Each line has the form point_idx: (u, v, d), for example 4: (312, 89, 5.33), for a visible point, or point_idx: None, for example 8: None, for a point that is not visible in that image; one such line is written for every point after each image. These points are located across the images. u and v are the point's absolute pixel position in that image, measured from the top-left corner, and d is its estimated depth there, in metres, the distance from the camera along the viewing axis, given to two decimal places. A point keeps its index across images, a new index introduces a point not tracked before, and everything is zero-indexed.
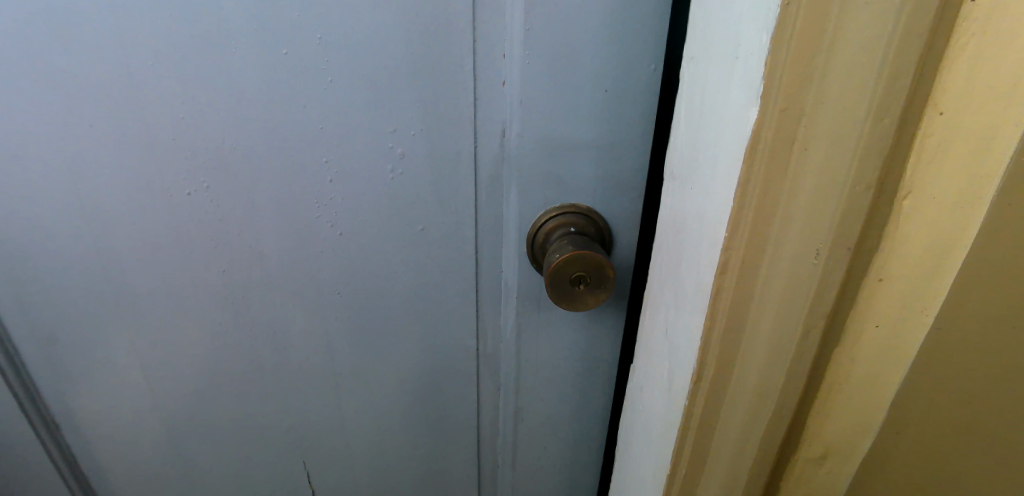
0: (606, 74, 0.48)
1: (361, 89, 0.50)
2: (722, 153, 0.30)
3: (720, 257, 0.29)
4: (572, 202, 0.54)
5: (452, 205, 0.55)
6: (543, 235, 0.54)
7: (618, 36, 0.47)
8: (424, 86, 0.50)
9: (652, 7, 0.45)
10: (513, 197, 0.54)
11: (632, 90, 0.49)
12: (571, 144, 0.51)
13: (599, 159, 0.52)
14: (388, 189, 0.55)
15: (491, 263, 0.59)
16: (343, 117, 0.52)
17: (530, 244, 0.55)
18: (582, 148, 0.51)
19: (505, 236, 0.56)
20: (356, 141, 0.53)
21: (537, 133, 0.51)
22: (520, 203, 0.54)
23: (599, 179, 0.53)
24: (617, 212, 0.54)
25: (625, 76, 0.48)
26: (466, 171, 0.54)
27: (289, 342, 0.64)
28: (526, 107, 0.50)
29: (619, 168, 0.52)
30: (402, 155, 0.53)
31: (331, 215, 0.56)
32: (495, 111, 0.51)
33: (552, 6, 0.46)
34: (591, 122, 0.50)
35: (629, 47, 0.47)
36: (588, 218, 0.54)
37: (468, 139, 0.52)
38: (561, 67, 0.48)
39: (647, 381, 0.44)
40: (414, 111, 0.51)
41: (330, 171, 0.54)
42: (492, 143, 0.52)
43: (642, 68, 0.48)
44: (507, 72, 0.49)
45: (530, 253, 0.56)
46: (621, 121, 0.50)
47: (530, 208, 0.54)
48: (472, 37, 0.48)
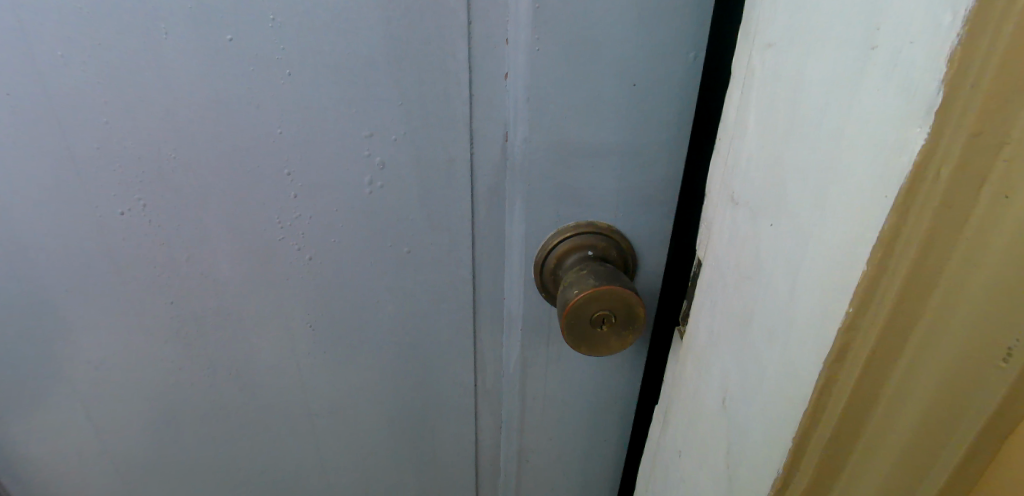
0: (636, 63, 0.38)
1: (328, 85, 0.40)
2: (837, 189, 0.20)
3: (839, 338, 0.21)
4: (589, 220, 0.44)
5: (444, 222, 0.46)
6: (555, 257, 0.45)
7: (653, 16, 0.36)
8: (407, 80, 0.40)
9: None
10: (517, 213, 0.45)
11: (667, 85, 0.39)
12: (590, 150, 0.42)
13: (623, 168, 0.42)
14: (366, 204, 0.45)
15: (491, 288, 0.50)
16: (306, 120, 0.41)
17: (539, 269, 0.46)
18: (603, 155, 0.42)
19: (508, 258, 0.47)
20: (324, 148, 0.43)
21: (547, 137, 0.41)
22: (526, 221, 0.45)
23: (622, 192, 0.43)
24: (643, 231, 0.45)
25: (659, 66, 0.38)
26: (461, 183, 0.44)
27: (256, 379, 0.55)
28: (532, 106, 0.40)
29: (648, 180, 0.43)
30: (381, 165, 0.43)
31: (298, 237, 0.47)
32: (497, 108, 0.41)
33: None
34: (615, 123, 0.40)
35: (666, 28, 0.37)
36: (608, 239, 0.44)
37: (463, 144, 0.43)
38: (580, 56, 0.38)
39: (688, 453, 0.36)
40: (395, 111, 0.41)
41: (294, 185, 0.44)
42: (492, 149, 0.43)
43: (681, 56, 0.38)
44: (511, 61, 0.39)
45: (539, 279, 0.46)
46: (652, 123, 0.40)
47: (538, 226, 0.45)
48: (467, 15, 0.38)
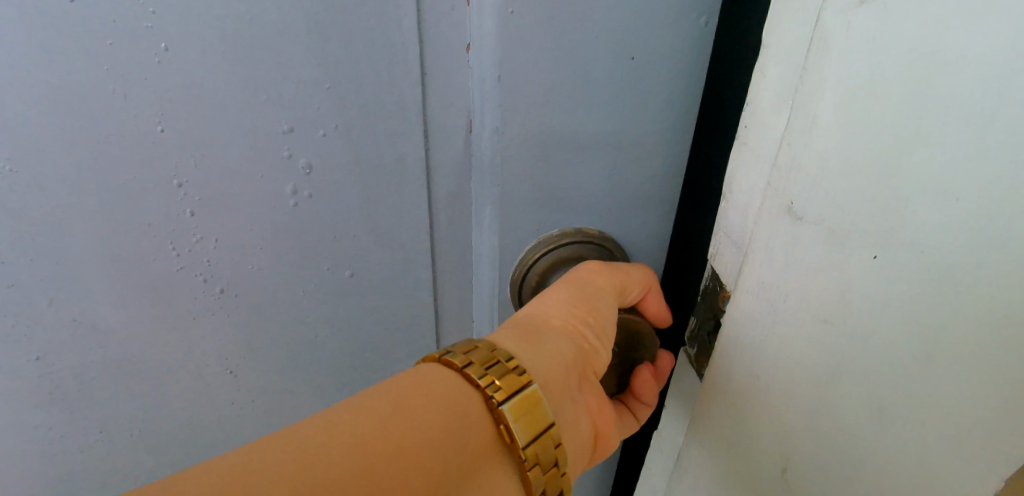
0: (636, 32, 0.30)
1: (225, 64, 0.30)
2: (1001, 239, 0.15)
3: None
4: (576, 228, 0.36)
5: (395, 236, 0.37)
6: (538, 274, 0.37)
7: None
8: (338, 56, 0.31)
9: None
10: (484, 219, 0.37)
11: (675, 59, 0.31)
12: (579, 144, 0.33)
13: (619, 164, 0.34)
14: (291, 219, 0.36)
15: (456, 303, 0.42)
16: (199, 112, 0.31)
17: (517, 288, 0.38)
18: (595, 149, 0.33)
19: (479, 272, 0.39)
20: (227, 148, 0.32)
21: (524, 130, 0.32)
22: (496, 231, 0.36)
23: (617, 193, 0.35)
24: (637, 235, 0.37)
25: (665, 36, 0.30)
26: (414, 185, 0.36)
27: (161, 450, 0.43)
28: (506, 90, 0.31)
29: (648, 178, 0.35)
30: (308, 169, 0.34)
31: (201, 267, 0.36)
32: (457, 92, 0.34)
33: None
34: (608, 110, 0.32)
35: None
36: (602, 249, 0.37)
37: (417, 137, 0.34)
38: (567, 22, 0.29)
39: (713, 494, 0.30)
40: (323, 99, 0.32)
41: (189, 200, 0.33)
42: (455, 143, 0.35)
43: (690, 23, 0.30)
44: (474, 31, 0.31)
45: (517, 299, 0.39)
46: (654, 108, 0.32)
47: (514, 238, 0.36)
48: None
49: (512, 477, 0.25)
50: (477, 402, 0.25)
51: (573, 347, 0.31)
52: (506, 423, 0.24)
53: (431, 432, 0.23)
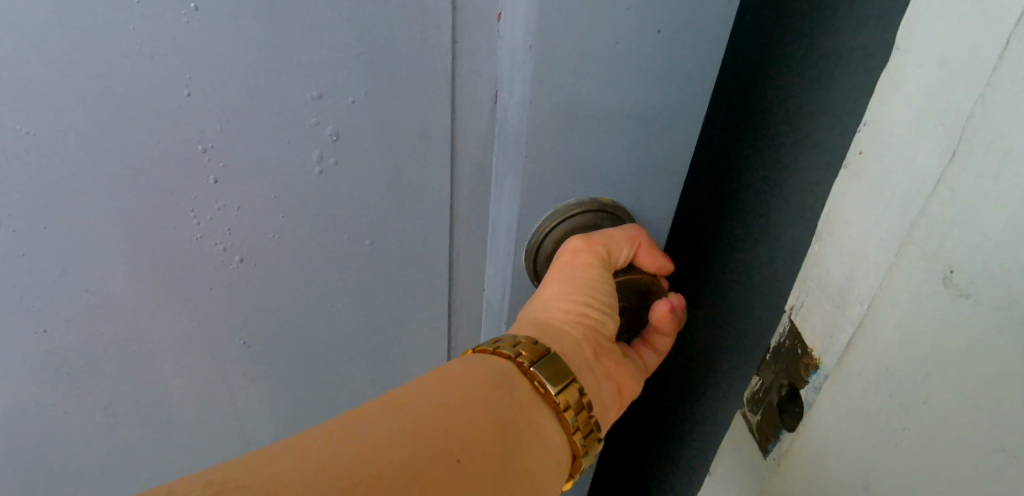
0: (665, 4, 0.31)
1: (254, 28, 0.30)
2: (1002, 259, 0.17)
3: None
4: (590, 199, 0.37)
5: (417, 206, 0.38)
6: (553, 243, 0.39)
7: None
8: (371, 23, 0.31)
9: None
10: (504, 189, 0.37)
11: (698, 33, 0.32)
12: (601, 114, 0.34)
13: (639, 136, 0.35)
14: (313, 188, 0.35)
15: (468, 270, 0.43)
16: (228, 78, 0.31)
17: (532, 258, 0.39)
18: (617, 121, 0.34)
19: (495, 239, 0.40)
20: (253, 112, 0.32)
21: (553, 100, 0.33)
22: (517, 202, 0.37)
23: (635, 163, 0.36)
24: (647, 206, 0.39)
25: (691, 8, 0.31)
26: (437, 155, 0.36)
27: (173, 407, 0.43)
28: (538, 63, 0.32)
29: (659, 147, 0.36)
30: (334, 135, 0.34)
31: (222, 235, 0.36)
32: (482, 62, 0.34)
33: None
34: (633, 82, 0.33)
35: None
36: (612, 218, 0.38)
37: (444, 109, 0.35)
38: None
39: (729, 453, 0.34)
40: (353, 69, 0.32)
41: (212, 165, 0.33)
42: (482, 116, 0.36)
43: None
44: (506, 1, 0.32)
45: (532, 269, 0.40)
46: (676, 82, 0.33)
47: (534, 206, 0.37)
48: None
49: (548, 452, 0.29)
50: (511, 367, 0.30)
51: (581, 330, 0.35)
52: (537, 380, 0.30)
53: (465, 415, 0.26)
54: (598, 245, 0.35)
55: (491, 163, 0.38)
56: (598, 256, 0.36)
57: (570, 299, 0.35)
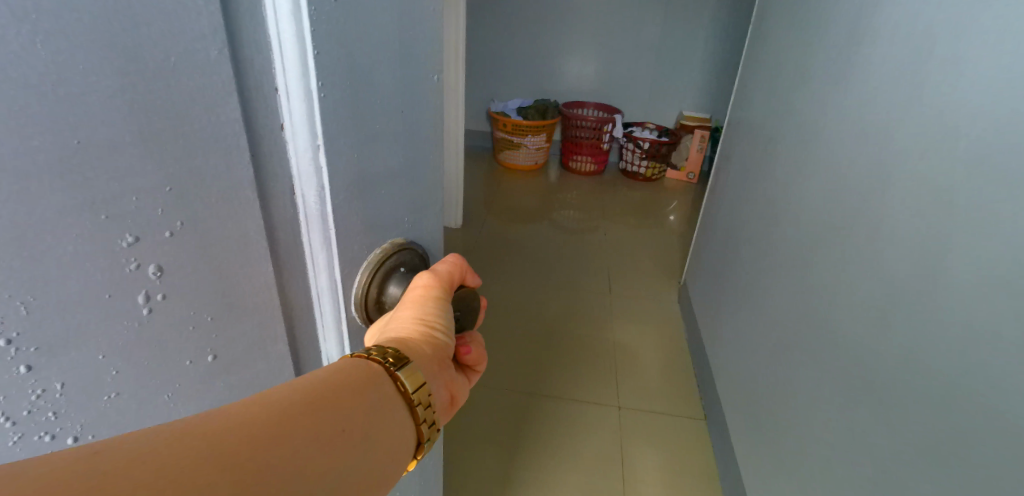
0: (396, 93, 0.46)
1: (55, 196, 0.32)
2: None
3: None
4: (392, 241, 0.51)
5: (242, 306, 0.43)
6: (376, 286, 0.51)
7: (403, 50, 0.46)
8: (175, 148, 0.36)
9: (423, 26, 0.47)
10: (321, 263, 0.46)
11: (420, 109, 0.50)
12: (378, 177, 0.47)
13: (410, 183, 0.52)
14: (142, 324, 0.38)
15: (306, 336, 0.50)
16: (31, 260, 0.32)
17: (362, 305, 0.50)
18: (393, 176, 0.49)
19: (323, 303, 0.49)
20: (68, 280, 0.33)
21: (354, 177, 0.45)
22: (335, 266, 0.46)
23: (411, 199, 0.53)
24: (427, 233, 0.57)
25: (412, 95, 0.48)
26: (260, 252, 0.43)
27: None
28: (334, 151, 0.42)
29: (421, 187, 0.54)
30: (158, 272, 0.37)
31: (45, 416, 0.36)
32: (279, 168, 0.42)
33: (341, 21, 0.39)
34: (393, 146, 0.48)
35: (411, 66, 0.47)
36: (408, 250, 0.53)
37: (253, 208, 0.41)
38: (357, 96, 0.43)
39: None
40: (157, 200, 0.36)
41: (24, 351, 0.33)
42: (284, 208, 0.44)
43: (422, 80, 0.49)
44: (286, 114, 0.41)
45: (364, 315, 0.51)
46: (417, 141, 0.51)
47: (349, 262, 0.47)
48: (233, 68, 0.37)
49: (370, 444, 0.44)
50: (370, 365, 0.46)
51: (425, 347, 0.52)
52: (399, 379, 0.47)
53: (310, 422, 0.41)
54: (436, 285, 0.54)
55: (301, 244, 0.46)
56: (437, 293, 0.54)
57: (413, 323, 0.52)
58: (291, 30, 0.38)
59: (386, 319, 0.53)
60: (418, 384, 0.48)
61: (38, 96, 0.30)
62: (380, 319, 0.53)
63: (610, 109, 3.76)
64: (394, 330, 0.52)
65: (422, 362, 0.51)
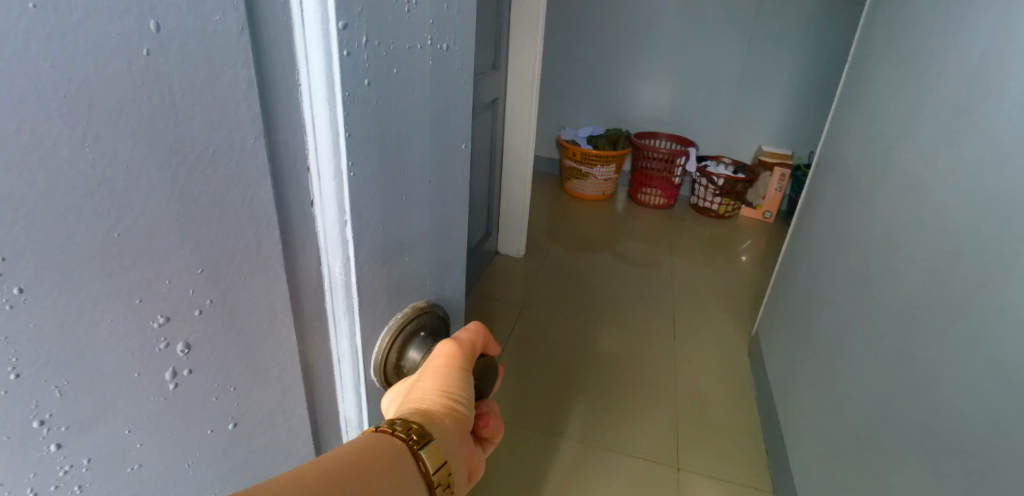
0: (425, 166, 0.47)
1: (92, 285, 0.33)
2: None
3: None
4: (414, 305, 0.52)
5: (263, 374, 0.44)
6: (396, 350, 0.51)
7: (434, 125, 0.46)
8: (210, 230, 0.37)
9: (456, 98, 0.47)
10: (343, 328, 0.47)
11: (449, 177, 0.50)
12: (403, 245, 0.48)
13: (434, 246, 0.52)
14: (167, 397, 0.39)
15: (327, 394, 0.51)
16: (63, 346, 0.33)
17: (381, 368, 0.51)
18: (418, 244, 0.50)
19: (345, 365, 0.49)
20: (102, 359, 0.35)
21: (377, 248, 0.46)
22: (357, 331, 0.47)
23: (435, 264, 0.53)
24: (448, 292, 0.57)
25: (442, 165, 0.49)
26: (285, 320, 0.44)
27: None
28: (360, 226, 0.43)
29: (445, 250, 0.54)
30: (186, 348, 0.39)
31: (72, 490, 0.37)
32: (308, 240, 0.43)
33: (371, 103, 0.40)
34: (421, 216, 0.49)
35: (442, 138, 0.47)
36: (429, 313, 0.54)
37: (281, 279, 0.42)
38: (386, 172, 0.43)
39: None
40: (190, 280, 0.38)
41: (56, 427, 0.35)
42: (312, 278, 0.45)
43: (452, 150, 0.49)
44: (317, 190, 0.41)
45: (383, 378, 0.51)
46: (443, 208, 0.51)
47: (370, 327, 0.48)
48: (267, 148, 0.38)
49: None
50: (392, 443, 0.45)
51: (447, 421, 0.50)
52: (422, 458, 0.45)
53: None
54: (458, 355, 0.54)
55: (326, 311, 0.47)
56: (459, 364, 0.54)
57: (435, 396, 0.51)
58: (323, 113, 0.39)
59: (406, 388, 0.53)
60: (440, 464, 0.46)
61: (82, 194, 0.31)
62: (400, 383, 0.53)
63: (683, 141, 3.68)
64: (416, 401, 0.51)
65: (444, 438, 0.49)
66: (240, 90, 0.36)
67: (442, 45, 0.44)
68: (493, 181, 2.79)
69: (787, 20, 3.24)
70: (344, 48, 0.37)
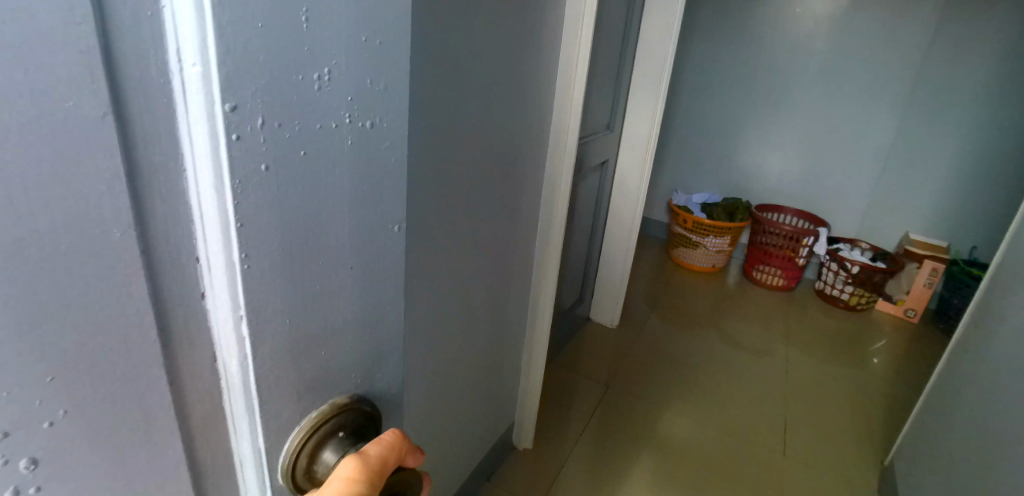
0: (346, 257, 0.42)
1: None
2: None
3: None
4: (334, 401, 0.47)
5: (142, 483, 0.38)
6: (308, 452, 0.46)
7: (357, 211, 0.41)
8: (63, 336, 0.30)
9: (387, 180, 0.42)
10: (245, 429, 0.43)
11: (380, 264, 0.45)
12: (317, 338, 0.43)
13: (357, 335, 0.46)
14: None
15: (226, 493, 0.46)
16: None
17: (289, 473, 0.45)
18: (336, 338, 0.45)
19: (245, 467, 0.44)
20: None
21: (281, 347, 0.41)
22: (258, 434, 0.42)
23: (358, 358, 0.48)
24: (378, 383, 0.51)
25: (370, 252, 0.44)
26: (167, 427, 0.39)
27: None
28: (258, 324, 0.39)
29: (375, 342, 0.49)
30: (33, 465, 0.31)
31: None
32: (197, 333, 0.38)
33: (268, 190, 0.35)
34: (341, 308, 0.44)
35: (368, 223, 0.42)
36: (352, 410, 0.49)
37: (163, 384, 0.37)
38: (291, 265, 0.39)
39: None
40: (38, 392, 0.30)
41: None
42: (204, 373, 0.40)
43: (383, 234, 0.44)
44: (206, 282, 0.37)
45: (292, 484, 0.45)
46: (371, 297, 0.46)
47: (272, 430, 0.43)
48: (140, 243, 0.33)
49: None
50: None
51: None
52: None
53: None
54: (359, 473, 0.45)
55: (223, 408, 0.42)
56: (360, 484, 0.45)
57: None
58: (211, 201, 0.34)
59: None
60: None
61: None
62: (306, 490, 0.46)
63: (812, 218, 3.32)
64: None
65: None
66: (103, 181, 0.30)
67: (365, 122, 0.39)
68: (592, 244, 2.68)
69: (956, 95, 2.82)
70: (230, 131, 0.32)
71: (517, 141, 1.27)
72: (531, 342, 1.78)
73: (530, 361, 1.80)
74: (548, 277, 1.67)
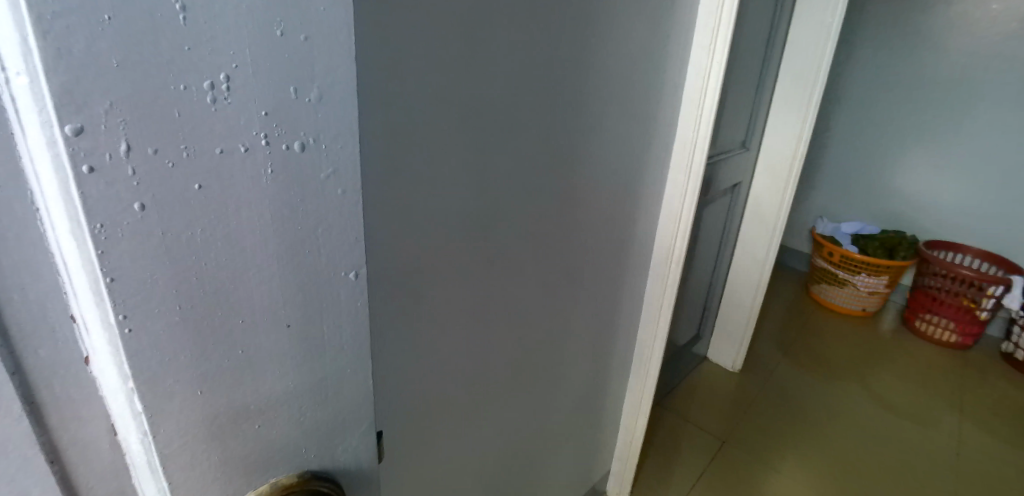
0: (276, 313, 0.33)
1: None
2: None
3: None
4: (276, 481, 0.37)
5: None
6: None
7: (287, 257, 0.32)
8: None
9: (330, 217, 0.33)
10: None
11: (329, 320, 0.36)
12: (246, 412, 0.34)
13: (305, 407, 0.37)
14: None
15: None
16: None
17: None
18: (273, 411, 0.35)
19: None
20: None
21: (192, 422, 0.32)
22: None
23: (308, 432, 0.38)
24: (343, 459, 0.41)
25: (309, 307, 0.34)
26: None
27: None
28: (157, 395, 0.30)
29: (332, 412, 0.39)
30: None
31: None
32: (84, 402, 0.31)
33: (149, 235, 0.27)
34: (273, 376, 0.35)
35: (304, 272, 0.33)
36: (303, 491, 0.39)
37: (37, 469, 0.30)
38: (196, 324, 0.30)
39: None
40: None
41: None
42: (100, 449, 0.32)
43: (328, 284, 0.35)
44: (89, 346, 0.29)
45: None
46: (318, 360, 0.36)
47: None
48: None
49: None
50: None
51: None
52: None
53: None
54: None
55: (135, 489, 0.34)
56: None
57: None
58: (71, 250, 0.26)
59: None
60: None
61: None
62: None
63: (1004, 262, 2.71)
64: None
65: None
66: None
67: (291, 143, 0.30)
68: (715, 276, 2.41)
69: None
70: (78, 161, 0.24)
71: (616, 161, 1.12)
72: (633, 383, 1.61)
73: (633, 406, 1.63)
74: (654, 314, 1.49)
